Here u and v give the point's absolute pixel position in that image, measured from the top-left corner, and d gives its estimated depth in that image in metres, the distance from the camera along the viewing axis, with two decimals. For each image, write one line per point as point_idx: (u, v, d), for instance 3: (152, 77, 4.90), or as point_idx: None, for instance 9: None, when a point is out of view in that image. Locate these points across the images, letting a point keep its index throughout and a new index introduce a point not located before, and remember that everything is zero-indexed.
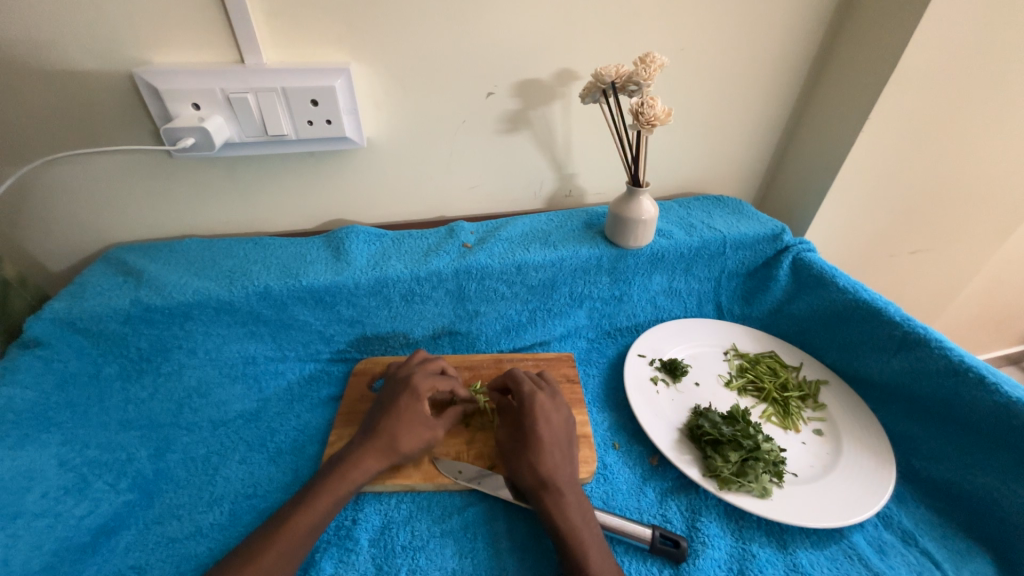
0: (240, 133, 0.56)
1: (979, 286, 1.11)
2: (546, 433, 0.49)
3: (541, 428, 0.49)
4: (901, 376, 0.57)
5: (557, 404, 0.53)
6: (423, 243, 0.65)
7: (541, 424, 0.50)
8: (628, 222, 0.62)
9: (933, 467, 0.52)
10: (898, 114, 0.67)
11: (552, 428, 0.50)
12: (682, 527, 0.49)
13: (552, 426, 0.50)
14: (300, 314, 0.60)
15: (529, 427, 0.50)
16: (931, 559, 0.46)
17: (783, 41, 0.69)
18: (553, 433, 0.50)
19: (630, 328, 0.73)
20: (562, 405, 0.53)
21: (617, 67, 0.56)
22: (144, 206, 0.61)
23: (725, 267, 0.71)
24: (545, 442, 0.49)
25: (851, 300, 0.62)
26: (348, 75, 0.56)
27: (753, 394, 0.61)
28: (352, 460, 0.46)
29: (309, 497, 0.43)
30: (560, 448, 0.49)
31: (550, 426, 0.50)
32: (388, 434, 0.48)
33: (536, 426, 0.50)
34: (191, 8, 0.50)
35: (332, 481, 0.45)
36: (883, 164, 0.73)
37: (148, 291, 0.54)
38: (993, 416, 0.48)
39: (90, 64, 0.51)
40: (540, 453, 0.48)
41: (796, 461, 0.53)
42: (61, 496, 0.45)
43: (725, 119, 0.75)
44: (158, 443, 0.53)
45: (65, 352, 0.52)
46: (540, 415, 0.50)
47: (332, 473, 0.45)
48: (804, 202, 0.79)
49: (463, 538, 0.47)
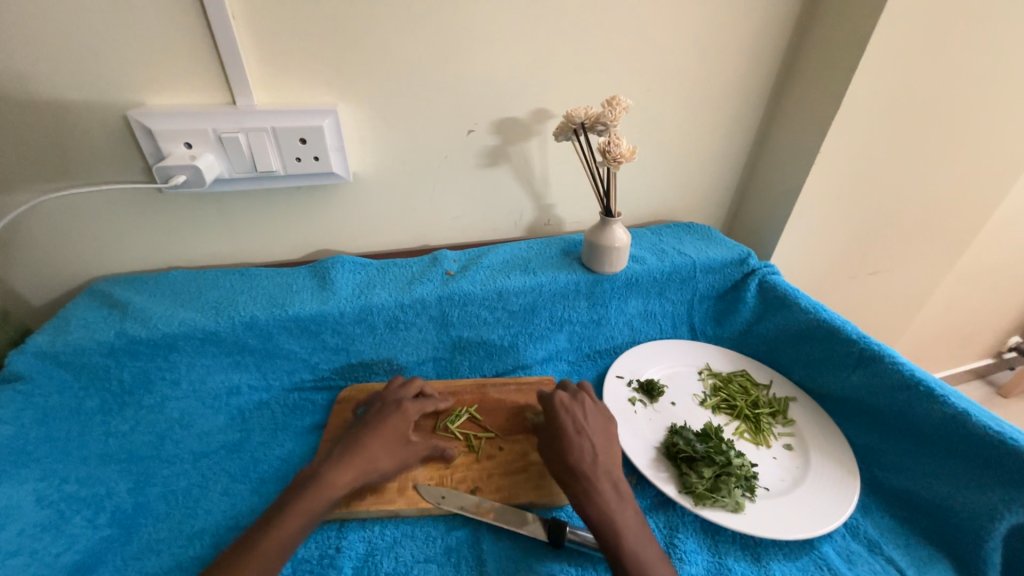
0: (230, 170, 0.59)
1: (938, 304, 1.18)
2: (568, 421, 0.53)
3: (562, 419, 0.53)
4: (860, 391, 0.60)
5: (581, 400, 0.56)
6: (407, 271, 0.68)
7: (563, 413, 0.54)
8: (603, 249, 0.66)
9: (894, 476, 0.55)
10: (846, 146, 0.74)
11: (583, 420, 0.53)
12: (661, 543, 0.50)
13: (579, 421, 0.53)
14: (287, 342, 0.61)
15: (553, 421, 0.53)
16: (896, 567, 0.49)
17: (739, 82, 0.76)
18: (588, 422, 0.53)
19: (608, 350, 0.75)
20: (586, 400, 0.56)
21: (586, 109, 0.60)
22: (131, 240, 0.63)
23: (697, 290, 0.75)
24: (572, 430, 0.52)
25: (812, 320, 0.66)
26: (336, 116, 0.59)
27: (726, 412, 0.64)
28: (328, 472, 0.47)
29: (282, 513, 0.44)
30: (584, 437, 0.52)
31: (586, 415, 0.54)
32: (368, 452, 0.49)
33: (559, 417, 0.53)
34: (189, 56, 0.53)
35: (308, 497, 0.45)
36: (836, 192, 0.79)
37: (134, 323, 0.55)
38: (943, 426, 0.51)
39: (90, 107, 0.53)
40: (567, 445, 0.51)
41: (768, 476, 0.56)
42: (37, 533, 0.45)
43: (691, 152, 0.81)
44: (138, 477, 0.53)
45: (46, 385, 0.52)
46: (558, 409, 0.54)
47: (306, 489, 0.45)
48: (768, 228, 0.84)
49: (447, 562, 0.48)
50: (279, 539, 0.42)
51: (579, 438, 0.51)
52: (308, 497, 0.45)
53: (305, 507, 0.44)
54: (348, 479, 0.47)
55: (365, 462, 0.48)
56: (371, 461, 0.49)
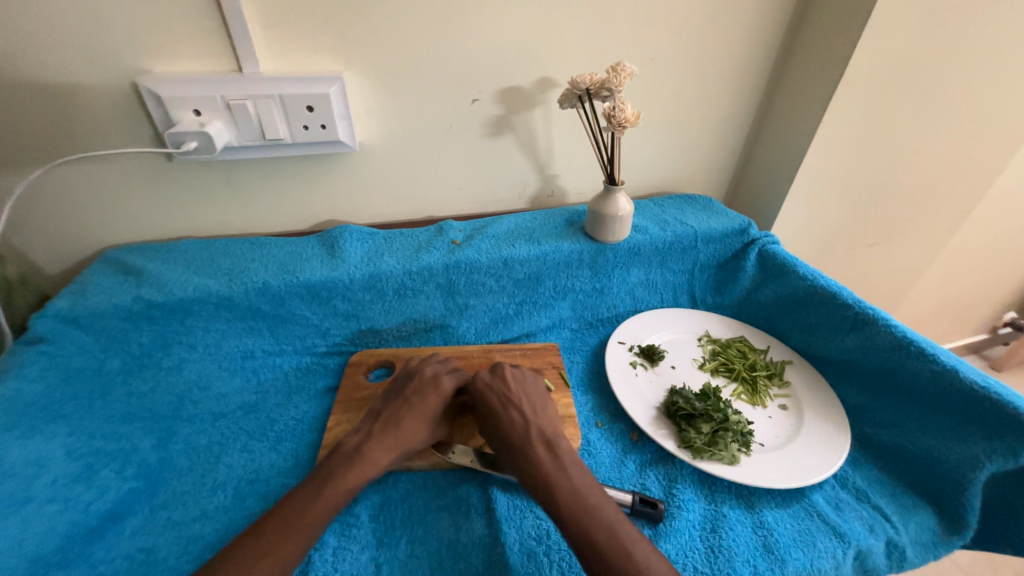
0: (239, 138, 0.59)
1: (934, 278, 1.20)
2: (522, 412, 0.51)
3: (512, 411, 0.51)
4: (854, 353, 0.62)
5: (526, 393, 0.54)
6: (414, 241, 0.69)
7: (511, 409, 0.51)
8: (606, 217, 0.67)
9: (883, 431, 0.58)
10: (849, 115, 0.74)
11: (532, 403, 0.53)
12: (660, 493, 0.53)
13: (534, 414, 0.51)
14: (298, 308, 0.62)
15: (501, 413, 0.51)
16: (881, 513, 0.51)
17: (743, 51, 0.75)
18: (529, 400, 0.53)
19: (610, 318, 0.77)
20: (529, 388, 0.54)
21: (591, 75, 0.60)
22: (141, 210, 0.64)
23: (698, 259, 0.77)
24: (502, 403, 0.52)
25: (810, 286, 0.67)
26: (342, 83, 0.60)
27: (724, 375, 0.66)
28: (372, 447, 0.48)
29: (318, 486, 0.45)
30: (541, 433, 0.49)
31: (514, 385, 0.54)
32: (409, 428, 0.51)
33: (509, 410, 0.51)
34: (193, 21, 0.53)
35: (346, 472, 0.46)
36: (836, 162, 0.80)
37: (150, 288, 0.57)
38: (932, 383, 0.54)
39: (97, 74, 0.54)
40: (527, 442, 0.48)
41: (763, 432, 0.58)
42: (71, 483, 0.47)
43: (694, 122, 0.81)
44: (161, 434, 0.55)
45: (69, 347, 0.54)
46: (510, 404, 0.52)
47: (348, 464, 0.46)
48: (768, 199, 0.85)
49: (458, 510, 0.51)
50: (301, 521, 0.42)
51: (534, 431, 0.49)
52: (349, 472, 0.46)
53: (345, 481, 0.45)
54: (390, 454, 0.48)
55: (405, 439, 0.50)
56: (414, 439, 0.50)
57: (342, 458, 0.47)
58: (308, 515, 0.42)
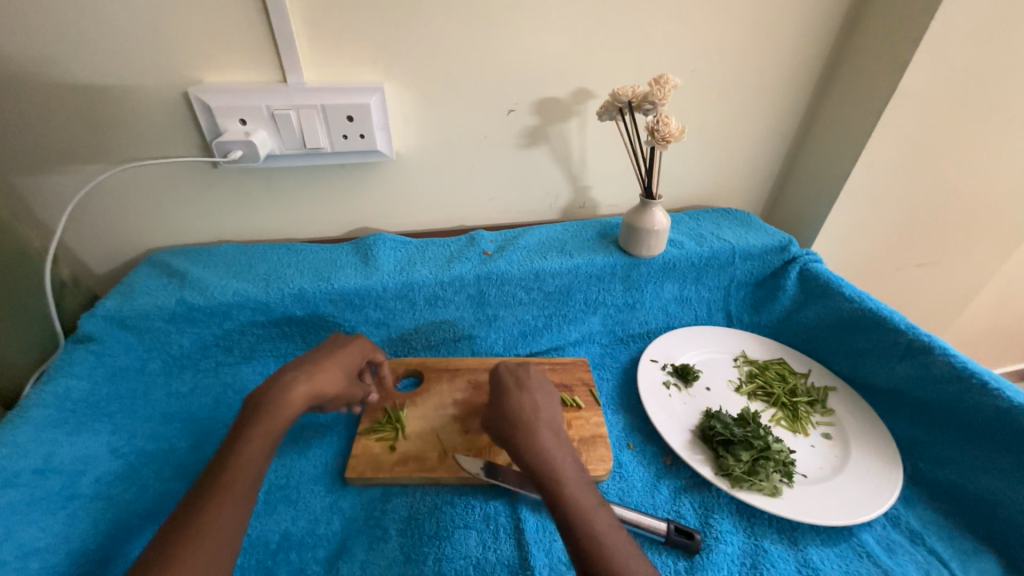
0: (281, 146, 0.60)
1: (986, 302, 1.13)
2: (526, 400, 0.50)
3: (524, 398, 0.50)
4: (908, 382, 0.58)
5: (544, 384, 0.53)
6: (445, 250, 0.69)
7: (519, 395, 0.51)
8: (642, 232, 0.65)
9: (940, 469, 0.54)
10: (901, 130, 0.70)
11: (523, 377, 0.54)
12: (696, 522, 0.51)
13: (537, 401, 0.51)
14: (331, 315, 0.63)
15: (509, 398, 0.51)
16: (939, 558, 0.48)
17: (788, 62, 0.73)
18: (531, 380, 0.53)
19: (642, 334, 0.75)
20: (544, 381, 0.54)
21: (633, 87, 0.59)
22: (185, 214, 0.65)
23: (735, 277, 0.74)
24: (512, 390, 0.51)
25: (857, 309, 0.64)
26: (382, 94, 0.60)
27: (763, 399, 0.63)
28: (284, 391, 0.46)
29: (239, 445, 0.42)
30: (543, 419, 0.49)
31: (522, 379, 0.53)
32: (324, 375, 0.50)
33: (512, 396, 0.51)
34: (243, 34, 0.55)
35: (265, 422, 0.44)
36: (886, 178, 0.76)
37: (191, 292, 0.58)
38: (996, 420, 0.50)
39: (150, 82, 0.56)
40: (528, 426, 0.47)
41: (806, 463, 0.55)
42: (112, 481, 0.48)
43: (733, 135, 0.79)
44: (197, 435, 0.56)
45: (115, 347, 0.56)
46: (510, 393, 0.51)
47: (262, 413, 0.44)
48: (810, 216, 0.82)
49: (486, 529, 0.50)
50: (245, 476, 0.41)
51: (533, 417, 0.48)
52: (267, 419, 0.44)
53: (266, 432, 0.43)
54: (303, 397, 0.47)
55: (319, 384, 0.49)
56: (327, 385, 0.50)
57: (255, 406, 0.45)
58: (237, 474, 0.40)
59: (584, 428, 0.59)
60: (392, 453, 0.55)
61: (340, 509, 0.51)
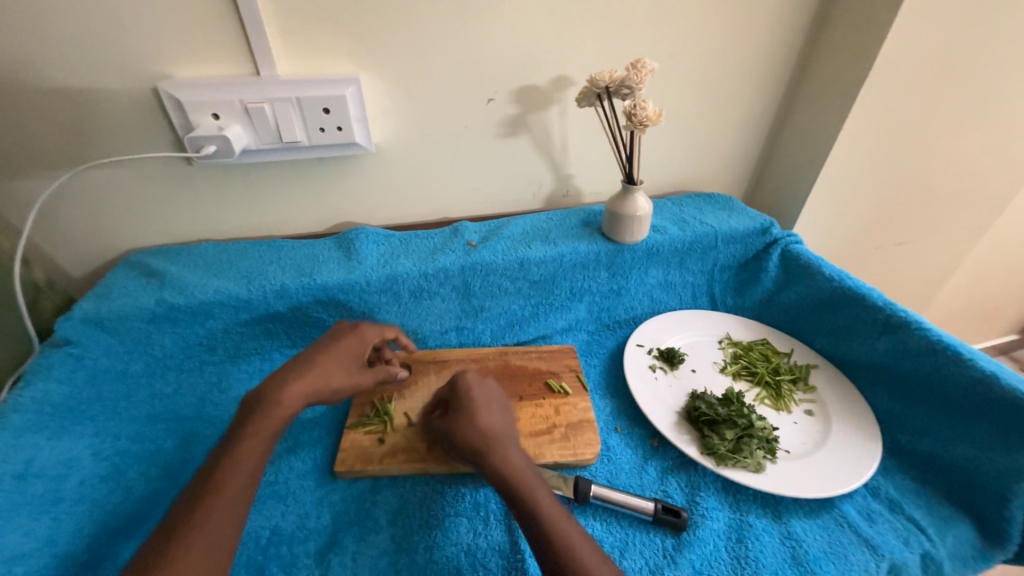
0: (257, 140, 0.59)
1: (962, 278, 1.16)
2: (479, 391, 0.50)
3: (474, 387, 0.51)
4: (886, 357, 0.60)
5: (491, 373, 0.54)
6: (429, 242, 0.69)
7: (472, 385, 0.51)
8: (625, 218, 0.66)
9: (918, 440, 0.55)
10: (876, 110, 0.71)
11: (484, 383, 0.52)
12: (683, 501, 0.52)
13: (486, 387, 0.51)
14: (315, 310, 0.62)
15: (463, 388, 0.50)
16: (917, 525, 0.49)
17: (765, 45, 0.73)
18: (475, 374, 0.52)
19: (628, 320, 0.76)
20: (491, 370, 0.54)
21: (610, 72, 0.59)
22: (162, 214, 0.64)
23: (718, 260, 0.75)
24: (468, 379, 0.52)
25: (837, 287, 0.65)
26: (358, 85, 0.60)
27: (747, 379, 0.64)
28: (281, 389, 0.46)
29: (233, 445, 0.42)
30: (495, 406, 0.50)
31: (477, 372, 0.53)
32: (322, 370, 0.49)
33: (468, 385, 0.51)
34: (212, 26, 0.53)
35: (258, 421, 0.44)
36: (863, 158, 0.77)
37: (171, 291, 0.58)
38: (969, 389, 0.51)
39: (117, 77, 0.54)
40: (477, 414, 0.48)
41: (789, 439, 0.56)
42: (98, 483, 0.48)
43: (713, 120, 0.79)
44: (184, 435, 0.55)
45: (94, 349, 0.55)
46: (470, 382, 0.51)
47: (258, 412, 0.44)
48: (790, 198, 0.83)
49: (476, 516, 0.50)
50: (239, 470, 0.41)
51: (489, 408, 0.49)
52: (259, 419, 0.44)
53: (259, 430, 0.43)
54: (302, 393, 0.47)
55: (319, 380, 0.49)
56: (327, 381, 0.49)
57: (250, 406, 0.45)
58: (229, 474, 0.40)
59: (572, 414, 0.59)
60: (381, 445, 0.55)
61: (330, 502, 0.51)
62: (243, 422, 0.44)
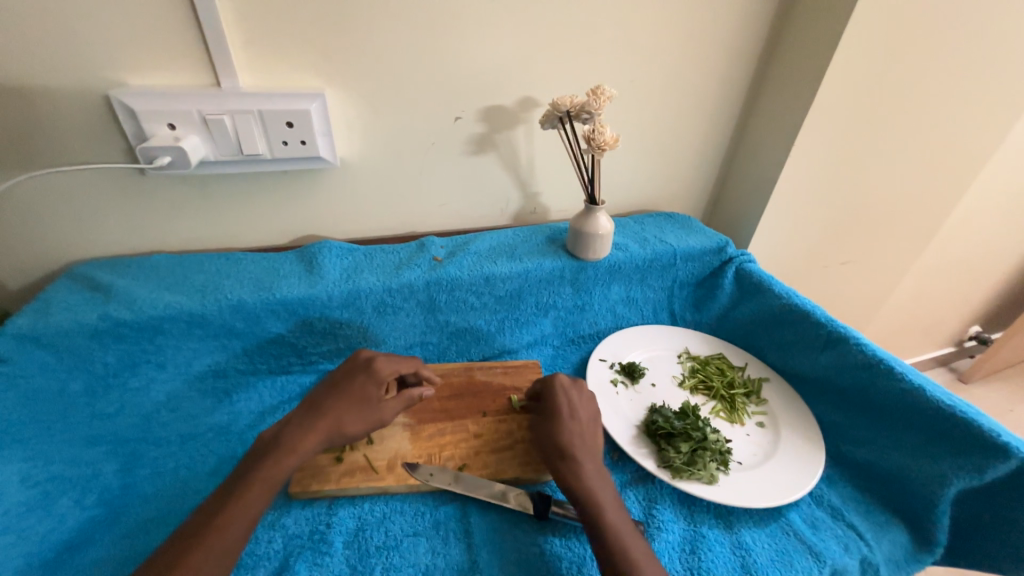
0: (216, 152, 0.58)
1: (902, 295, 1.24)
2: (566, 403, 0.55)
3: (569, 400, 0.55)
4: (829, 370, 0.63)
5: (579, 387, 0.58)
6: (394, 257, 0.68)
7: (562, 395, 0.56)
8: (587, 236, 0.68)
9: (857, 449, 0.59)
10: (818, 140, 0.77)
11: (579, 400, 0.56)
12: (640, 513, 0.53)
13: (580, 403, 0.55)
14: (273, 325, 0.61)
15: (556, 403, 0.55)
16: (856, 531, 0.52)
17: (719, 75, 0.78)
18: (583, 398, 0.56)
19: (592, 335, 0.77)
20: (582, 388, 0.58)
21: (571, 98, 0.61)
22: (111, 225, 0.62)
23: (677, 277, 0.78)
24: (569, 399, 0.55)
25: (785, 304, 0.69)
26: (323, 100, 0.60)
27: (703, 393, 0.67)
28: (296, 437, 0.47)
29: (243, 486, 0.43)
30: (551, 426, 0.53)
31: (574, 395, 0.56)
32: (336, 417, 0.50)
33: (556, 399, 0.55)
34: (170, 36, 0.52)
35: (270, 467, 0.44)
36: (808, 183, 0.82)
37: (118, 306, 0.55)
38: (901, 401, 0.55)
39: (67, 83, 0.52)
40: (561, 429, 0.52)
41: (741, 451, 0.59)
42: (24, 513, 0.45)
43: (672, 143, 0.83)
44: (125, 459, 0.53)
45: (28, 367, 0.52)
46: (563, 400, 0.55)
47: (269, 457, 0.45)
48: (744, 219, 0.87)
49: (435, 535, 0.49)
50: (243, 511, 0.42)
51: (572, 422, 0.53)
52: (271, 465, 0.45)
53: (269, 475, 0.44)
54: (317, 442, 0.48)
55: (335, 428, 0.49)
56: (343, 426, 0.50)
57: (265, 451, 0.46)
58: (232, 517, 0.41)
59: None
60: (338, 463, 0.54)
61: (283, 526, 0.49)
62: (251, 467, 0.45)
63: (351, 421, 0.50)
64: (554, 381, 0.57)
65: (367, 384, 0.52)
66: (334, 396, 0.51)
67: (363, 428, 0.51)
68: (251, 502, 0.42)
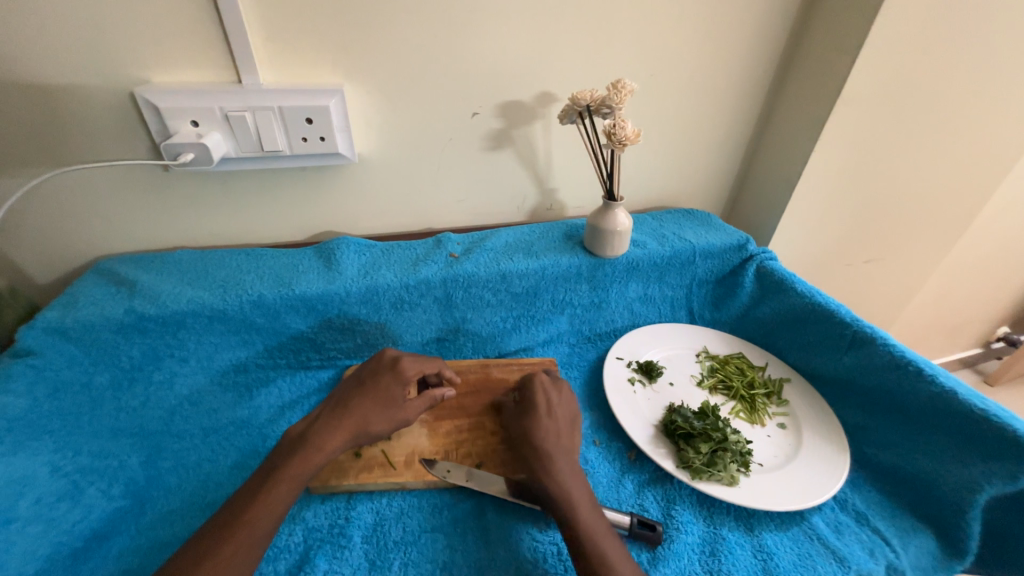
0: (236, 149, 0.59)
1: (928, 294, 1.20)
2: (542, 399, 0.55)
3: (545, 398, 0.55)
4: (854, 371, 0.62)
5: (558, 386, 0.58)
6: (411, 253, 0.68)
7: (540, 393, 0.56)
8: (605, 232, 0.67)
9: (882, 453, 0.57)
10: (845, 134, 0.75)
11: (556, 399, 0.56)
12: (659, 514, 0.52)
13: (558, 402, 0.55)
14: (292, 320, 0.61)
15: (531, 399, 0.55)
16: (882, 537, 0.51)
17: (742, 68, 0.76)
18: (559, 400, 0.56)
19: (608, 333, 0.77)
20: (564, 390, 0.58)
21: (591, 92, 0.60)
22: (136, 221, 0.63)
23: (696, 275, 0.76)
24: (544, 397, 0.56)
25: (808, 303, 0.67)
26: (342, 96, 0.60)
27: (723, 393, 0.65)
28: (322, 435, 0.47)
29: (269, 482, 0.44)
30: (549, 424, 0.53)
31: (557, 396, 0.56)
32: (359, 415, 0.50)
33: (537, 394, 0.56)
34: (192, 33, 0.53)
35: (296, 466, 0.45)
36: (833, 179, 0.80)
37: (142, 300, 0.56)
38: (931, 405, 0.53)
39: (94, 81, 0.53)
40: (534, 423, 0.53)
41: (762, 452, 0.57)
42: (54, 502, 0.46)
43: (692, 138, 0.81)
44: (150, 451, 0.54)
45: (56, 360, 0.53)
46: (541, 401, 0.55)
47: (295, 455, 0.46)
48: (765, 215, 0.85)
49: (453, 532, 0.50)
50: (270, 507, 0.42)
51: (545, 420, 0.53)
52: (296, 464, 0.45)
53: (292, 475, 0.44)
54: (341, 442, 0.48)
55: (360, 427, 0.49)
56: (365, 425, 0.50)
57: (292, 447, 0.46)
58: (257, 513, 0.42)
59: None
60: (357, 458, 0.54)
61: (303, 519, 0.50)
62: (277, 463, 0.45)
63: (375, 419, 0.50)
64: (533, 380, 0.58)
65: (390, 382, 0.53)
66: (356, 395, 0.51)
67: (387, 427, 0.51)
68: (276, 500, 0.43)
